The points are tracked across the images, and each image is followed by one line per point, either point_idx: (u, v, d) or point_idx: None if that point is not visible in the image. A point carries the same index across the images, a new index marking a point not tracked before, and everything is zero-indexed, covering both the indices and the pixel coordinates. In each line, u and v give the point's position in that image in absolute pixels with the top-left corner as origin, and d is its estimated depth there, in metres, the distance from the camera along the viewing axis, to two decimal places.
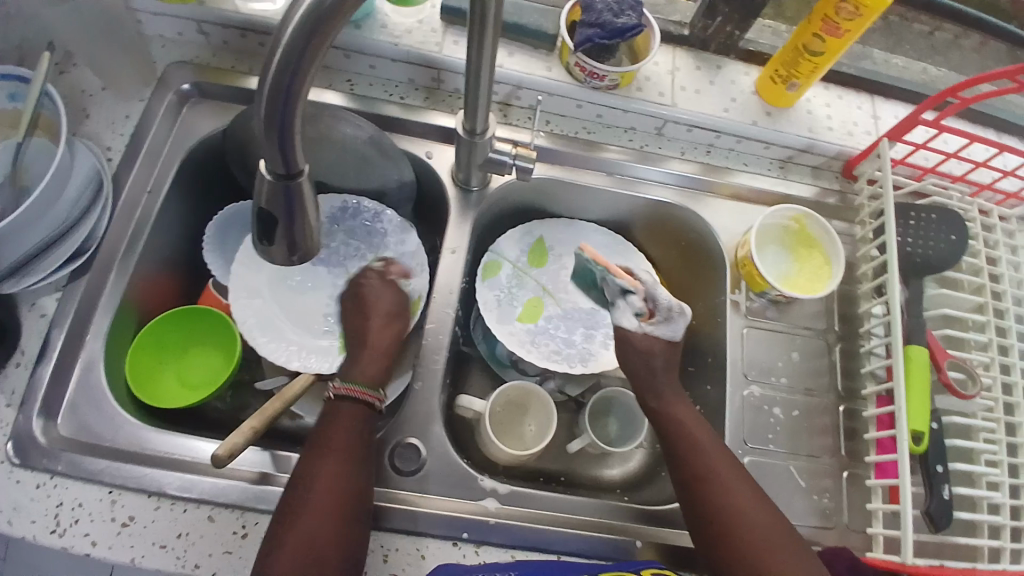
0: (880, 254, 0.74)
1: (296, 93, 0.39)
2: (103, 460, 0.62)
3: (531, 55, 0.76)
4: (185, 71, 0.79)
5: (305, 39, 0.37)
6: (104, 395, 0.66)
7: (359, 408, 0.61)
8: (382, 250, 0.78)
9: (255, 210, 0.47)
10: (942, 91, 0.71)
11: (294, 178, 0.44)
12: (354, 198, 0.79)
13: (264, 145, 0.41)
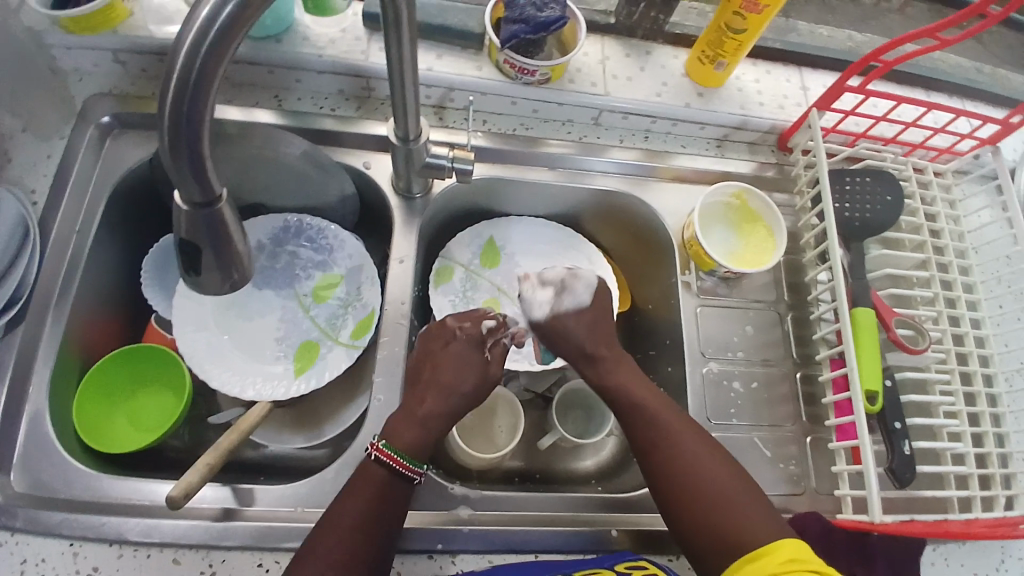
0: (820, 222, 0.75)
1: (200, 115, 0.38)
2: (61, 512, 0.59)
3: (460, 56, 0.76)
4: (105, 103, 0.76)
5: (202, 58, 0.36)
6: (52, 447, 0.63)
7: (391, 476, 0.57)
8: (330, 266, 0.78)
9: (177, 242, 0.45)
10: (864, 57, 0.73)
11: (214, 204, 0.42)
12: (295, 217, 0.78)
13: (175, 174, 0.40)
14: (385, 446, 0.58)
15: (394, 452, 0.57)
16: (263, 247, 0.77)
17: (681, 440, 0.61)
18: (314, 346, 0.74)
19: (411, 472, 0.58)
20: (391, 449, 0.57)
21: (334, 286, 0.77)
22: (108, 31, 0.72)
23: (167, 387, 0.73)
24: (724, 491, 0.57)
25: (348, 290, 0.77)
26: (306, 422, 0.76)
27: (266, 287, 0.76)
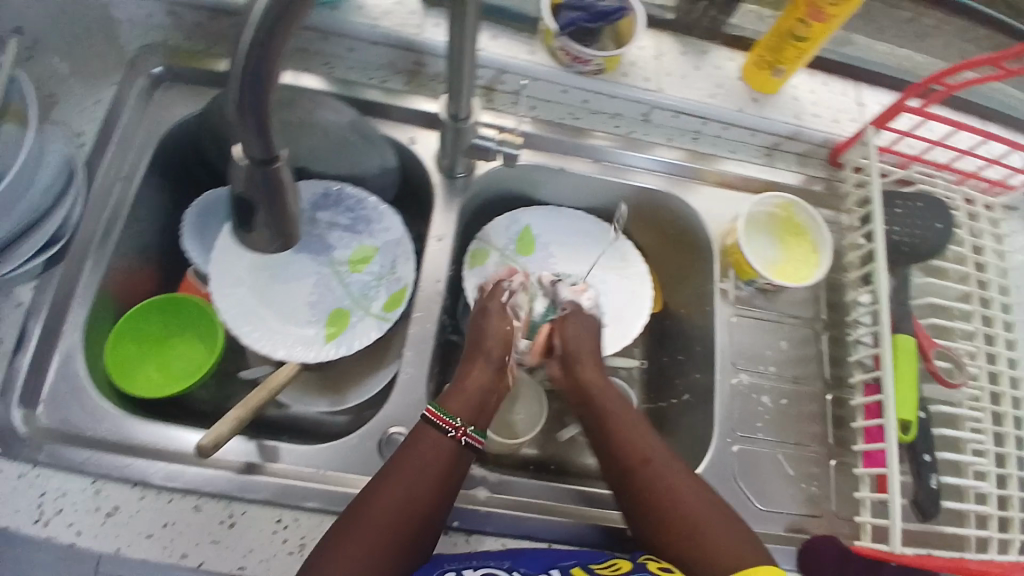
0: (867, 242, 0.74)
1: (267, 74, 0.38)
2: (87, 451, 0.60)
3: (514, 38, 0.75)
4: (158, 56, 0.76)
5: (276, 17, 0.36)
6: (83, 386, 0.64)
7: (439, 436, 0.60)
8: (367, 237, 0.77)
9: (232, 193, 0.45)
10: (925, 78, 0.71)
11: (272, 163, 0.42)
12: (337, 185, 0.77)
13: (239, 129, 0.40)
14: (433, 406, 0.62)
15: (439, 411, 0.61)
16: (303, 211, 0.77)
17: (665, 458, 0.62)
18: (345, 314, 0.74)
19: (444, 424, 0.60)
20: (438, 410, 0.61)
21: (369, 259, 0.77)
22: None
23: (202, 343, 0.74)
24: (708, 510, 0.58)
25: (383, 264, 0.76)
26: (329, 390, 0.76)
27: (303, 252, 0.76)
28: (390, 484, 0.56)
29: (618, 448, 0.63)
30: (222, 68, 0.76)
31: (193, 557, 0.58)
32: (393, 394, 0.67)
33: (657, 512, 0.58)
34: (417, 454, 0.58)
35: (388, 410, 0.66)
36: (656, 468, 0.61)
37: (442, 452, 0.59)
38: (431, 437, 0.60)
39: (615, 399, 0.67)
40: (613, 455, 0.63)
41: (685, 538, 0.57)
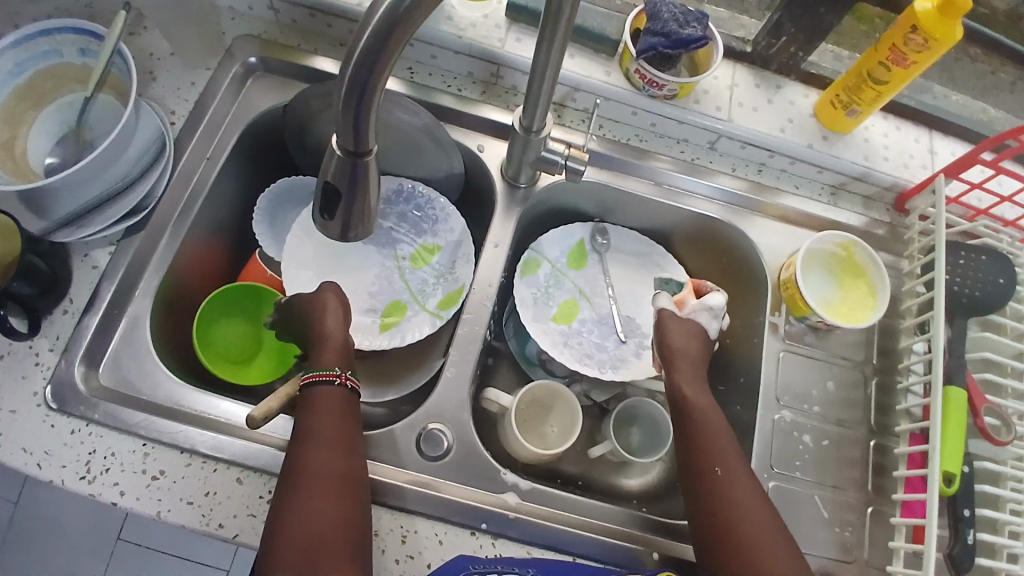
0: (927, 291, 0.73)
1: (374, 76, 0.40)
2: (140, 413, 0.64)
3: (591, 58, 0.77)
4: (252, 46, 0.81)
5: (389, 26, 0.38)
6: (147, 351, 0.68)
7: (332, 395, 0.62)
8: (432, 236, 0.81)
9: (320, 183, 0.48)
10: (1003, 132, 0.69)
11: (362, 157, 0.45)
12: (409, 183, 0.81)
13: (338, 123, 0.43)
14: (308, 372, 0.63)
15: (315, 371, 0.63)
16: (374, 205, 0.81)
17: (738, 473, 0.62)
18: (402, 308, 0.78)
19: (327, 375, 0.62)
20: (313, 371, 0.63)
21: (431, 255, 0.80)
22: None
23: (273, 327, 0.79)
24: (765, 532, 0.58)
25: (444, 261, 0.79)
26: (378, 381, 0.79)
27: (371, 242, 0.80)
28: (312, 443, 0.58)
29: (694, 451, 0.64)
30: (310, 62, 0.80)
31: (228, 527, 0.61)
32: (438, 392, 0.69)
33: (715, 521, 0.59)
34: (319, 409, 0.60)
35: (432, 406, 0.68)
36: (728, 478, 0.61)
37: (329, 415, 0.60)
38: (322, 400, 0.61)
39: (708, 405, 0.67)
40: (689, 456, 0.64)
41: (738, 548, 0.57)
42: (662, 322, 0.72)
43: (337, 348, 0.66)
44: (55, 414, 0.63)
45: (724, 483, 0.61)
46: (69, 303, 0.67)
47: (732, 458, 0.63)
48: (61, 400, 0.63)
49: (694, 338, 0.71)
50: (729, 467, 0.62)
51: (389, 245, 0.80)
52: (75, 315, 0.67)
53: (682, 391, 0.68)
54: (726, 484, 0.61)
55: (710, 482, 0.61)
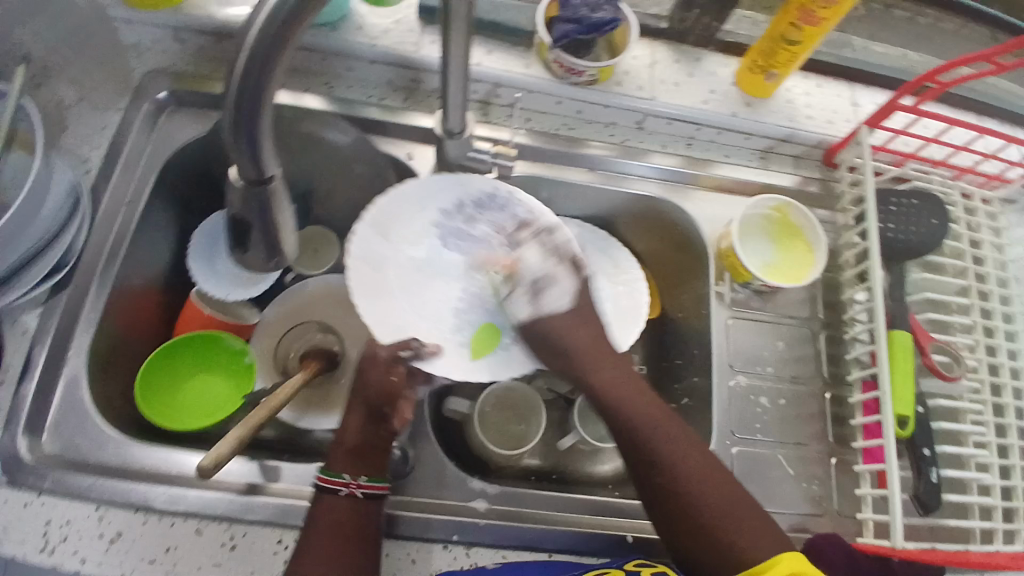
0: (862, 241, 0.74)
1: (259, 105, 0.40)
2: (92, 475, 0.61)
3: (510, 52, 0.76)
4: (163, 81, 0.78)
5: (263, 52, 0.38)
6: (89, 411, 0.65)
7: (349, 502, 0.59)
8: (558, 247, 0.73)
9: (231, 217, 0.49)
10: (921, 76, 0.71)
11: (267, 184, 0.45)
12: (505, 187, 0.73)
13: (235, 155, 0.43)
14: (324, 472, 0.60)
15: (329, 477, 0.59)
16: (464, 206, 0.73)
17: (678, 452, 0.60)
18: (496, 331, 0.71)
19: (333, 485, 0.59)
20: (327, 475, 0.59)
21: None
22: (170, 10, 0.74)
23: (231, 374, 0.75)
24: (724, 507, 0.57)
25: (536, 271, 0.68)
26: (332, 403, 0.77)
27: (460, 250, 0.74)
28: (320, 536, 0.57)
29: (630, 443, 0.62)
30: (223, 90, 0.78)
31: None
32: None
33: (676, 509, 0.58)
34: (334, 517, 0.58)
35: None
36: (677, 466, 0.59)
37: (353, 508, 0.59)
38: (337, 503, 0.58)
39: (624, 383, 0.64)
40: (627, 449, 0.62)
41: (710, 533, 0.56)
42: (543, 329, 0.66)
43: (353, 448, 0.62)
44: (10, 488, 0.60)
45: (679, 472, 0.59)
46: (4, 372, 0.65)
47: (675, 442, 0.61)
48: (12, 475, 0.60)
49: (564, 318, 0.66)
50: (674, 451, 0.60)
51: (483, 252, 0.73)
52: (12, 384, 0.64)
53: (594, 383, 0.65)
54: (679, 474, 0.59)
55: (658, 474, 0.60)
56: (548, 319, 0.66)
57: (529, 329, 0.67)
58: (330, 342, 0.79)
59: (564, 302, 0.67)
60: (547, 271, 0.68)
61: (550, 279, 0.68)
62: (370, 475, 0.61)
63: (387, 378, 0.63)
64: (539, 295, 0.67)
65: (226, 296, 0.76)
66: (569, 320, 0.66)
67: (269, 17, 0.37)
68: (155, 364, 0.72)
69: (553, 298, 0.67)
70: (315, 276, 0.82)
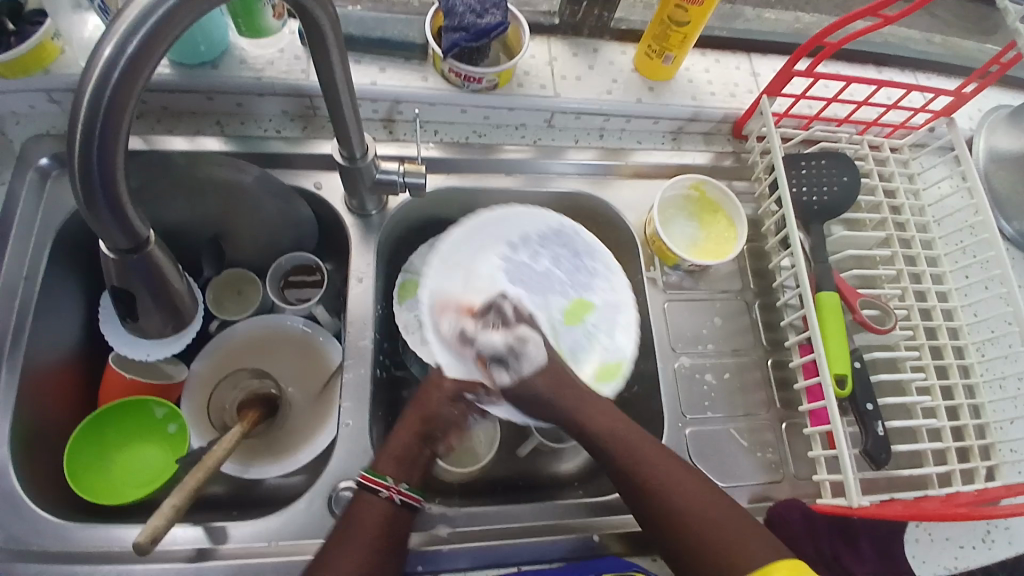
0: (779, 207, 0.76)
1: (109, 171, 0.39)
2: (32, 567, 0.57)
3: (405, 67, 0.75)
4: (46, 144, 0.73)
5: (104, 109, 0.37)
6: (20, 500, 0.61)
7: (383, 503, 0.57)
8: (588, 291, 0.75)
9: (110, 288, 0.48)
10: (812, 39, 0.71)
11: (142, 249, 0.45)
12: (571, 225, 0.75)
13: (100, 228, 0.42)
14: (368, 471, 0.58)
15: (376, 475, 0.57)
16: (528, 240, 0.75)
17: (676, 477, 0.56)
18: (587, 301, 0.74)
19: (376, 485, 0.57)
20: (374, 474, 0.57)
21: (586, 313, 0.74)
22: (39, 71, 0.69)
23: (166, 442, 0.69)
24: (726, 522, 0.53)
25: (600, 322, 0.74)
26: (280, 451, 0.72)
27: (525, 287, 0.73)
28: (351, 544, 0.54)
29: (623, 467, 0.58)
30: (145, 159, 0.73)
31: None
32: (338, 447, 0.66)
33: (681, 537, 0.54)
34: (359, 525, 0.55)
35: (340, 465, 0.66)
36: (674, 486, 0.56)
37: (387, 525, 0.56)
38: (368, 506, 0.56)
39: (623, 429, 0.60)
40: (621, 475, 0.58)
41: (703, 550, 0.52)
42: (530, 395, 0.62)
43: (400, 456, 0.61)
44: None
45: (674, 500, 0.55)
46: None
47: (671, 465, 0.57)
48: None
49: (539, 375, 0.62)
50: (676, 483, 0.56)
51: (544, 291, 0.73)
52: None
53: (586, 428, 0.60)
54: (690, 511, 0.54)
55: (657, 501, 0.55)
56: (523, 382, 0.63)
57: (510, 395, 0.63)
58: (268, 385, 0.75)
59: (538, 359, 0.63)
60: (509, 338, 0.65)
61: (517, 343, 0.64)
62: (408, 483, 0.59)
63: (446, 409, 0.65)
64: (504, 368, 0.64)
65: (148, 357, 0.67)
66: (549, 372, 0.63)
67: (104, 74, 0.36)
68: (81, 436, 0.67)
69: (529, 358, 0.63)
70: (243, 318, 0.77)
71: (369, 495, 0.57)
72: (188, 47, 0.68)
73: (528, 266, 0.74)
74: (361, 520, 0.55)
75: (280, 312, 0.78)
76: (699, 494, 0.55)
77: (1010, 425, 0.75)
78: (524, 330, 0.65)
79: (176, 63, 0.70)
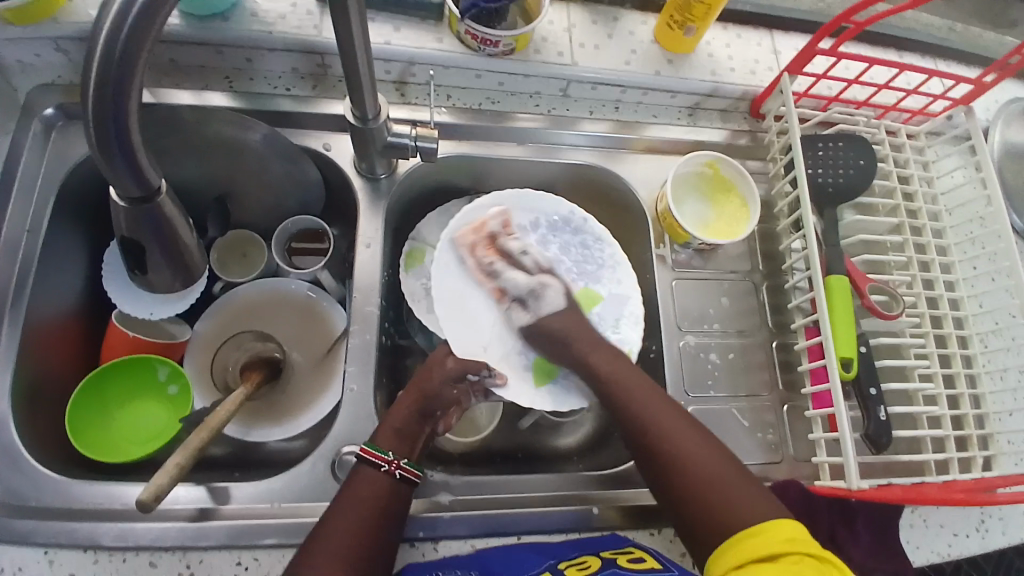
0: (793, 190, 0.75)
1: (123, 118, 0.38)
2: (34, 518, 0.58)
3: (420, 27, 0.73)
4: (50, 94, 0.72)
5: (119, 52, 0.36)
6: (23, 452, 0.61)
7: (382, 475, 0.57)
8: (595, 282, 0.74)
9: (119, 237, 0.48)
10: (838, 16, 0.69)
11: (153, 198, 0.44)
12: (581, 214, 0.76)
13: (112, 176, 0.41)
14: (368, 445, 0.59)
15: (376, 449, 0.59)
16: (539, 227, 0.75)
17: (672, 422, 0.59)
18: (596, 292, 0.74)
19: (377, 459, 0.58)
20: (374, 447, 0.59)
21: (594, 304, 0.73)
22: (46, 19, 0.67)
23: (166, 402, 0.69)
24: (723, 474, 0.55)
25: (609, 314, 0.73)
26: (283, 412, 0.73)
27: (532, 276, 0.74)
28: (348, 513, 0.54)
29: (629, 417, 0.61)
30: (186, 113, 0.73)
31: None
32: (342, 412, 0.66)
33: (667, 477, 0.56)
34: (357, 494, 0.56)
35: (343, 430, 0.66)
36: (670, 434, 0.58)
37: (386, 497, 0.57)
38: (367, 477, 0.57)
39: (631, 377, 0.63)
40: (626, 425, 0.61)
41: (710, 508, 0.53)
42: (546, 331, 0.68)
43: (400, 431, 0.62)
44: None
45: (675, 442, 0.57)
46: None
47: (683, 428, 0.58)
48: None
49: (560, 316, 0.69)
50: (676, 428, 0.58)
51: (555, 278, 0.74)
52: None
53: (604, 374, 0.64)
54: (684, 455, 0.56)
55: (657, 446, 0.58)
56: (540, 322, 0.69)
57: (532, 332, 0.69)
58: (271, 349, 0.76)
59: (558, 304, 0.70)
60: (534, 283, 0.71)
61: (540, 287, 0.71)
62: (408, 458, 0.60)
63: (446, 390, 0.66)
64: (525, 307, 0.71)
65: (150, 315, 0.68)
66: (563, 316, 0.69)
67: (120, 15, 0.35)
68: (84, 393, 0.67)
69: (548, 302, 0.70)
70: (247, 280, 0.77)
71: (369, 467, 0.58)
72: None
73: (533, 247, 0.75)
74: (359, 490, 0.56)
75: (284, 275, 0.78)
76: (708, 453, 0.56)
77: (1010, 416, 0.76)
78: (547, 277, 0.72)
79: (186, 13, 0.68)
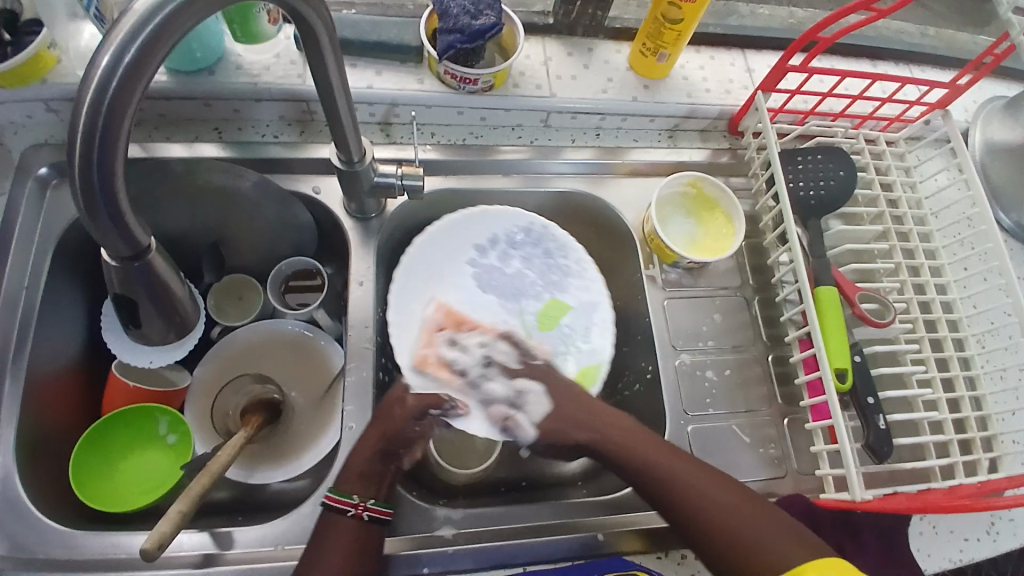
0: (777, 203, 0.76)
1: (109, 180, 0.39)
2: (40, 574, 0.58)
3: (400, 70, 0.75)
4: (44, 153, 0.73)
5: (103, 118, 0.38)
6: (26, 509, 0.61)
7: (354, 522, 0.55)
8: (562, 291, 0.77)
9: (111, 296, 0.48)
10: (806, 33, 0.71)
11: (142, 257, 0.45)
12: (540, 223, 0.77)
13: (102, 238, 0.42)
14: (331, 491, 0.56)
15: (339, 495, 0.56)
16: (498, 243, 0.78)
17: (679, 465, 0.57)
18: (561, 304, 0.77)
19: (342, 506, 0.55)
20: (338, 493, 0.56)
21: (561, 315, 0.76)
22: (37, 81, 0.69)
23: (166, 449, 0.70)
24: (746, 512, 0.53)
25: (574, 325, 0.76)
26: (284, 455, 0.72)
27: (496, 293, 0.76)
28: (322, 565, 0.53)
29: (636, 472, 0.58)
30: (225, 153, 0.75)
31: None
32: (342, 451, 0.66)
33: (699, 535, 0.54)
34: (328, 544, 0.54)
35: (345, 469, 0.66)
36: (683, 480, 0.56)
37: (359, 541, 0.55)
38: (340, 524, 0.55)
39: (616, 427, 0.62)
40: (638, 481, 0.58)
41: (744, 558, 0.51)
42: (556, 440, 0.63)
43: (364, 473, 0.58)
44: None
45: (694, 494, 0.55)
46: None
47: (696, 473, 0.56)
48: None
49: (550, 419, 0.64)
50: (692, 476, 0.56)
51: (518, 296, 0.76)
52: None
53: (594, 436, 0.61)
54: (705, 505, 0.54)
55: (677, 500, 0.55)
56: (541, 432, 0.63)
57: (540, 444, 0.64)
58: (270, 391, 0.75)
59: (530, 432, 0.64)
60: (512, 391, 0.66)
61: (517, 395, 0.66)
62: (379, 498, 0.57)
63: (411, 426, 0.61)
64: (514, 419, 0.65)
65: (150, 364, 0.68)
66: (556, 417, 0.64)
67: (103, 81, 0.37)
68: (86, 445, 0.67)
69: (534, 408, 0.65)
70: (245, 324, 0.78)
71: (338, 515, 0.55)
72: (184, 54, 0.68)
73: (498, 269, 0.77)
74: (330, 538, 0.54)
75: (281, 317, 0.79)
76: (728, 499, 0.54)
77: (1012, 416, 0.76)
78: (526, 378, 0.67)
79: (173, 70, 0.70)
